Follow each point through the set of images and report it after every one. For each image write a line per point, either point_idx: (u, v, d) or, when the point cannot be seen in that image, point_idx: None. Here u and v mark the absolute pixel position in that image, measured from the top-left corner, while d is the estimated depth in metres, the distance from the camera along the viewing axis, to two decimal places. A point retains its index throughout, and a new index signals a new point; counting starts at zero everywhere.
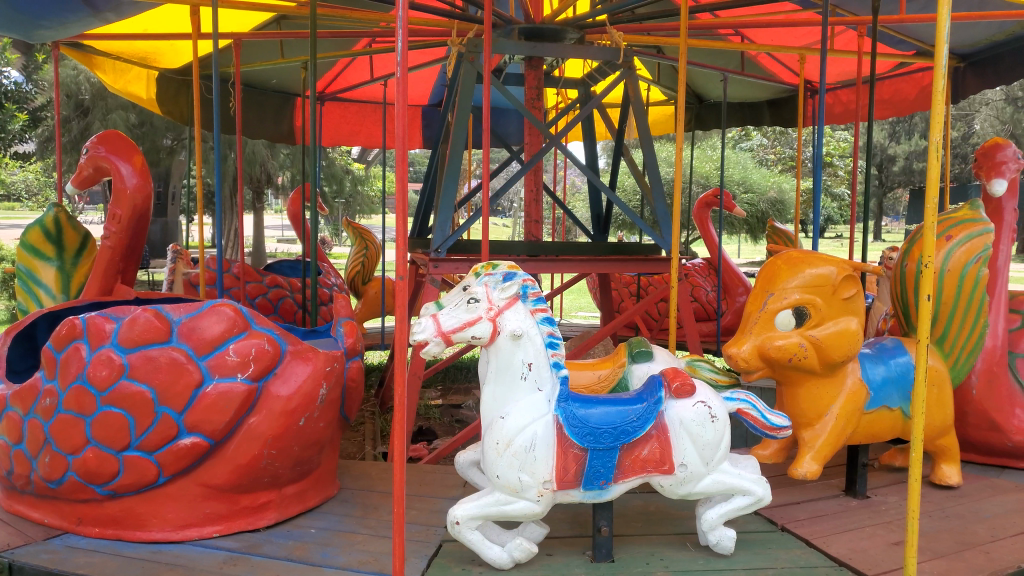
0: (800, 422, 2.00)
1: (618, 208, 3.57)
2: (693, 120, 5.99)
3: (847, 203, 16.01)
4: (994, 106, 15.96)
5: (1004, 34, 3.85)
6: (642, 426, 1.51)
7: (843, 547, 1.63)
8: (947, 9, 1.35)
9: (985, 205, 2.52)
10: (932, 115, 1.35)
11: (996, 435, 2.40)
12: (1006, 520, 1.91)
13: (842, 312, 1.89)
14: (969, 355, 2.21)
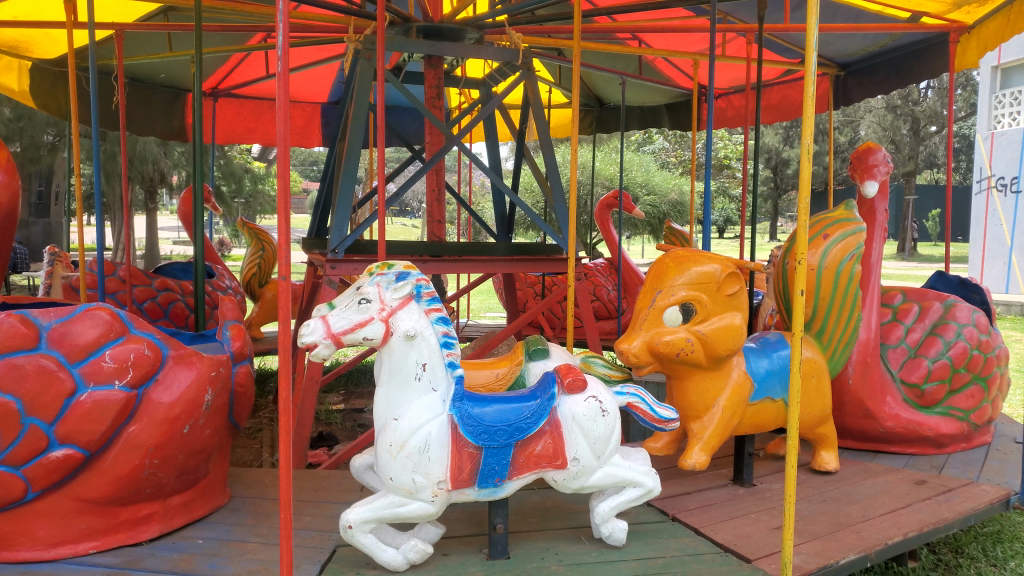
0: (690, 415, 2.07)
1: (521, 210, 3.59)
2: (594, 122, 6.11)
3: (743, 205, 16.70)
4: (875, 113, 16.98)
5: (877, 46, 4.11)
6: (536, 422, 1.53)
7: (728, 534, 1.70)
8: (816, 19, 1.43)
9: (858, 206, 2.67)
10: (803, 121, 1.43)
11: (870, 422, 2.56)
12: (877, 501, 2.04)
13: (725, 308, 1.97)
14: (844, 347, 2.35)
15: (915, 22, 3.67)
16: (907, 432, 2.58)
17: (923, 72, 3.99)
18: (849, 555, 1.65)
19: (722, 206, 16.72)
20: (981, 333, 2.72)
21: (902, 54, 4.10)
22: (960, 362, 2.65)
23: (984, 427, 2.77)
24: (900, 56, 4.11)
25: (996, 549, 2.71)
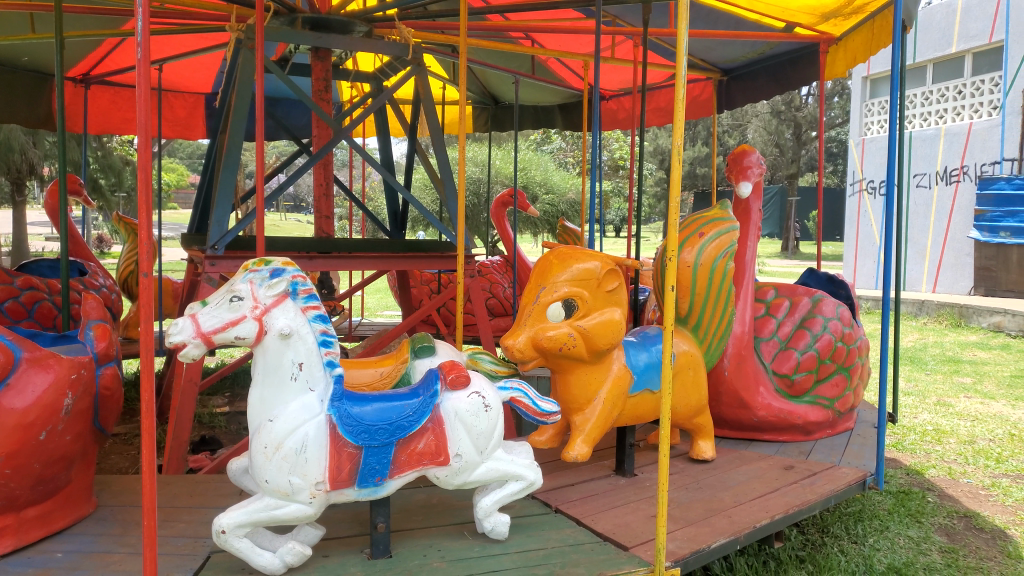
0: (572, 408, 2.12)
1: (413, 207, 3.56)
2: (489, 120, 6.13)
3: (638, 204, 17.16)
4: (760, 116, 17.80)
5: (756, 53, 4.31)
6: (418, 419, 1.52)
7: (607, 523, 1.75)
8: (687, 26, 1.48)
9: (735, 207, 2.80)
10: (674, 125, 1.49)
11: (745, 411, 2.69)
12: (747, 487, 2.15)
13: (606, 303, 2.03)
14: (719, 340, 2.46)
15: (789, 32, 3.83)
16: (778, 421, 2.72)
17: (798, 80, 4.23)
18: (720, 539, 1.72)
19: (616, 206, 17.13)
20: (845, 326, 2.90)
21: (779, 62, 4.31)
22: (826, 354, 2.81)
23: (848, 414, 2.96)
24: (777, 63, 4.32)
25: (857, 527, 2.92)
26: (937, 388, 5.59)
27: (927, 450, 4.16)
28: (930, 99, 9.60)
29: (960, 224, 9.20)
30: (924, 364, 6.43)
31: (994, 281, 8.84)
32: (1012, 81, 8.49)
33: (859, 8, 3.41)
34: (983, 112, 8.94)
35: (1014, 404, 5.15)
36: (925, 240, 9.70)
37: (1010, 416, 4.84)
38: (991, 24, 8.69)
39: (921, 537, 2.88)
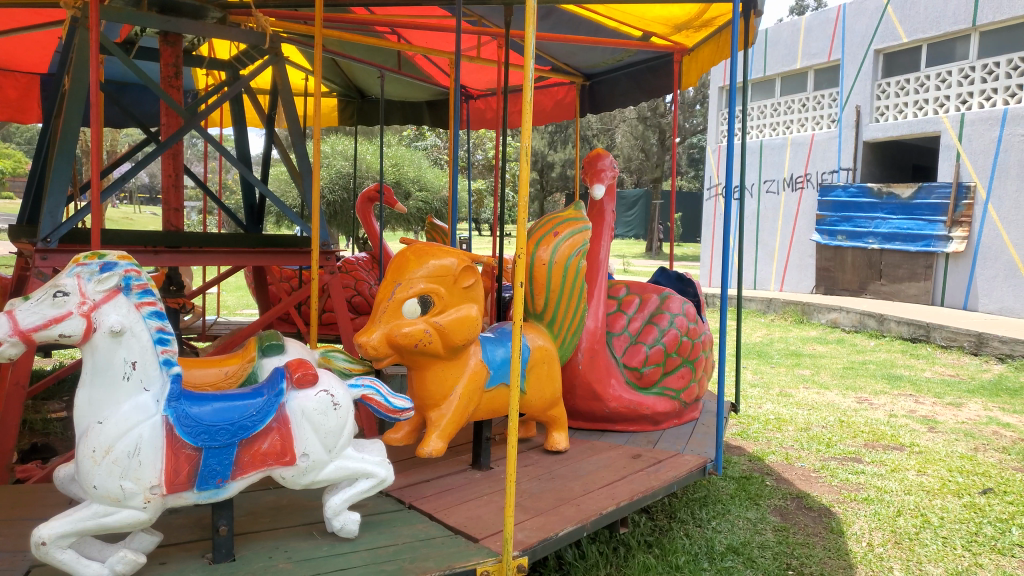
0: (428, 404, 2.13)
1: (270, 201, 3.44)
2: (355, 114, 6.01)
3: (511, 204, 17.43)
4: (627, 122, 19.31)
5: (615, 60, 4.47)
6: (262, 419, 1.48)
7: (459, 517, 1.77)
8: (534, 32, 1.53)
9: (590, 209, 2.91)
10: (523, 127, 1.54)
11: (597, 403, 2.80)
12: (597, 476, 2.23)
13: (462, 300, 2.05)
14: (573, 335, 2.54)
15: (646, 40, 4.00)
16: (628, 411, 2.84)
17: (658, 86, 4.44)
18: (567, 527, 1.79)
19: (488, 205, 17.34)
20: (690, 322, 3.08)
21: (638, 70, 4.49)
22: (672, 348, 2.98)
23: (692, 404, 3.14)
24: (636, 71, 4.50)
25: (701, 511, 3.10)
26: (779, 380, 6.04)
27: (768, 437, 4.47)
28: (778, 110, 10.29)
29: (804, 228, 9.95)
30: (769, 357, 6.90)
31: (832, 281, 9.62)
32: (848, 97, 9.26)
33: (707, 21, 3.63)
34: (823, 124, 9.67)
35: (845, 393, 5.63)
36: (773, 242, 10.43)
37: (841, 404, 5.30)
38: (830, 44, 9.43)
39: (757, 518, 3.10)
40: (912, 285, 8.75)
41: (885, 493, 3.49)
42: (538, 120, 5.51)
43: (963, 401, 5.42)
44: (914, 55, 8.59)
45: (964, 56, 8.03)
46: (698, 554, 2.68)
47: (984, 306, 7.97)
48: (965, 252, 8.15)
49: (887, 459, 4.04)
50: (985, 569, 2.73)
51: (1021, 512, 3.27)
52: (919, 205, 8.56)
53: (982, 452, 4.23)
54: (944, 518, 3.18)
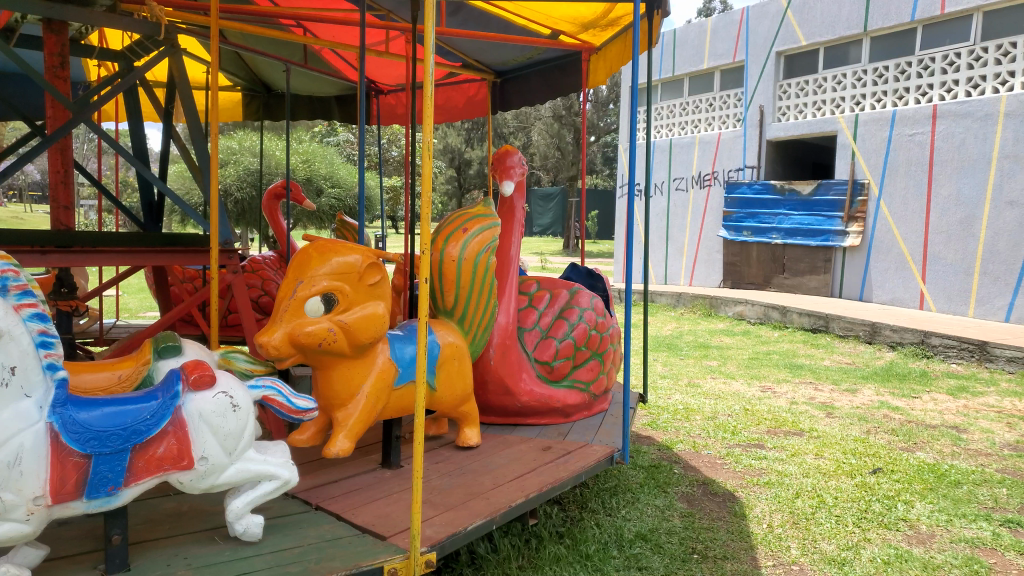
0: (335, 404, 2.10)
1: (170, 199, 3.30)
2: (261, 108, 5.86)
3: None
4: (543, 120, 19.51)
5: (526, 58, 4.50)
6: (157, 423, 1.44)
7: (367, 516, 1.76)
8: (434, 28, 1.55)
9: (500, 206, 2.92)
10: (424, 121, 1.55)
11: (509, 398, 2.82)
12: (507, 469, 2.25)
13: (367, 297, 2.03)
14: (483, 331, 2.54)
15: (555, 39, 4.04)
16: (539, 405, 2.87)
17: (568, 84, 4.50)
18: (476, 521, 1.80)
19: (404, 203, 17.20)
20: (599, 316, 3.13)
21: (548, 68, 4.54)
22: (582, 341, 3.03)
23: (602, 396, 3.20)
24: (546, 69, 4.56)
25: (611, 501, 3.17)
26: (688, 371, 6.23)
27: (677, 427, 4.60)
28: (686, 110, 10.61)
29: (712, 225, 10.28)
30: (679, 350, 7.11)
31: (738, 275, 9.98)
32: (752, 97, 9.62)
33: (614, 20, 3.70)
34: (729, 123, 10.04)
35: (749, 382, 5.87)
36: (682, 238, 10.75)
37: (745, 393, 5.52)
38: (734, 45, 9.78)
39: (665, 505, 3.20)
40: (812, 278, 9.15)
41: (784, 476, 3.65)
42: (450, 116, 5.49)
43: (858, 387, 5.74)
44: (812, 57, 9.00)
45: (856, 59, 8.48)
46: (607, 542, 2.74)
47: (878, 296, 8.43)
48: (860, 246, 8.59)
49: (787, 445, 4.23)
50: (874, 543, 2.90)
51: (906, 489, 3.49)
52: (818, 201, 8.96)
53: (874, 434, 4.48)
54: (838, 498, 3.35)
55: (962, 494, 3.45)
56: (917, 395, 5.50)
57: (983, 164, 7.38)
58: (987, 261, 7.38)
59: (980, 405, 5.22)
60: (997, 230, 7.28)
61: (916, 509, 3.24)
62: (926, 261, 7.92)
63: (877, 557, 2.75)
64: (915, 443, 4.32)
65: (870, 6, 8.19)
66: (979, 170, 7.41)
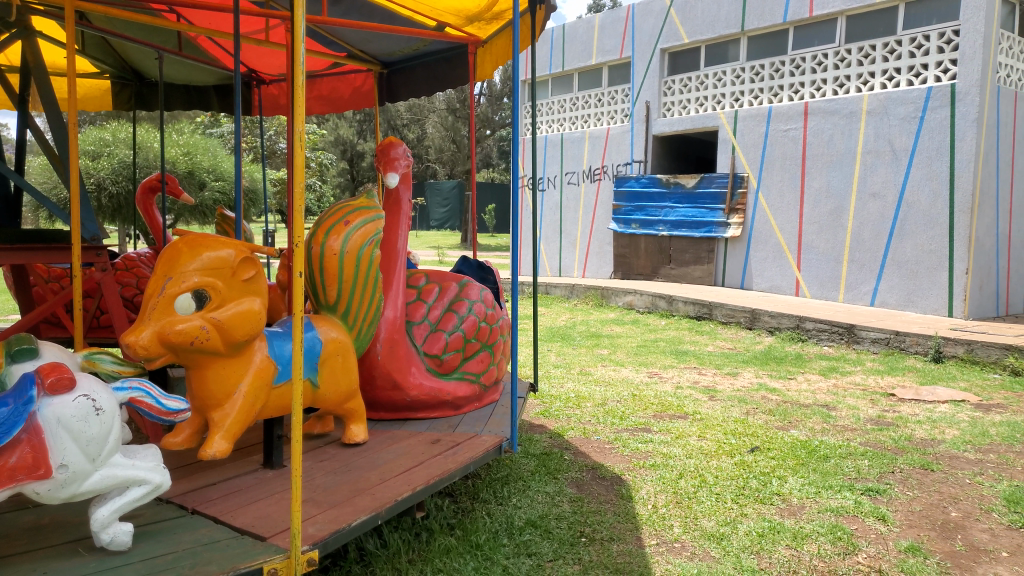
0: (211, 404, 2.02)
1: (28, 194, 3.08)
2: (132, 97, 5.55)
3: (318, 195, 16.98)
4: (436, 113, 19.46)
5: (412, 50, 4.46)
6: (9, 432, 1.36)
7: (247, 517, 1.71)
8: (303, 21, 1.60)
9: (386, 198, 2.89)
10: (295, 113, 1.58)
11: (398, 393, 2.80)
12: (394, 464, 2.24)
13: (242, 293, 1.97)
14: (369, 326, 2.51)
15: (440, 30, 4.01)
16: (429, 399, 2.86)
17: (456, 76, 4.49)
18: (361, 517, 1.78)
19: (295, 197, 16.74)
20: (488, 308, 3.16)
21: (434, 60, 4.52)
22: (471, 334, 3.05)
23: (492, 387, 3.23)
24: (432, 61, 4.53)
25: (503, 490, 3.21)
26: (580, 359, 6.36)
27: (569, 414, 4.70)
28: (577, 105, 10.82)
29: (603, 217, 10.52)
30: (571, 340, 7.24)
31: (628, 266, 10.27)
32: (638, 94, 9.89)
33: (498, 13, 3.71)
34: (617, 118, 10.30)
35: (638, 369, 6.07)
36: (575, 231, 10.97)
37: (634, 379, 5.70)
38: (621, 42, 10.03)
39: (555, 492, 3.26)
40: (696, 268, 9.52)
41: (669, 458, 3.80)
42: (337, 108, 5.36)
43: (738, 370, 6.04)
44: (694, 55, 9.35)
45: (735, 58, 8.87)
46: (498, 531, 2.77)
47: (757, 284, 8.87)
48: (741, 237, 9.01)
49: (672, 428, 4.40)
50: (750, 517, 3.06)
51: (780, 465, 3.70)
52: (701, 194, 9.31)
53: (752, 415, 4.73)
54: (718, 476, 3.52)
55: (830, 466, 3.69)
56: (792, 376, 5.84)
57: (849, 158, 7.89)
58: (854, 249, 7.90)
59: (848, 384, 5.60)
60: (862, 220, 7.80)
61: (789, 483, 3.44)
62: (800, 250, 8.40)
63: (753, 531, 2.91)
64: (789, 421, 4.59)
65: (746, 7, 8.59)
66: (845, 164, 7.91)
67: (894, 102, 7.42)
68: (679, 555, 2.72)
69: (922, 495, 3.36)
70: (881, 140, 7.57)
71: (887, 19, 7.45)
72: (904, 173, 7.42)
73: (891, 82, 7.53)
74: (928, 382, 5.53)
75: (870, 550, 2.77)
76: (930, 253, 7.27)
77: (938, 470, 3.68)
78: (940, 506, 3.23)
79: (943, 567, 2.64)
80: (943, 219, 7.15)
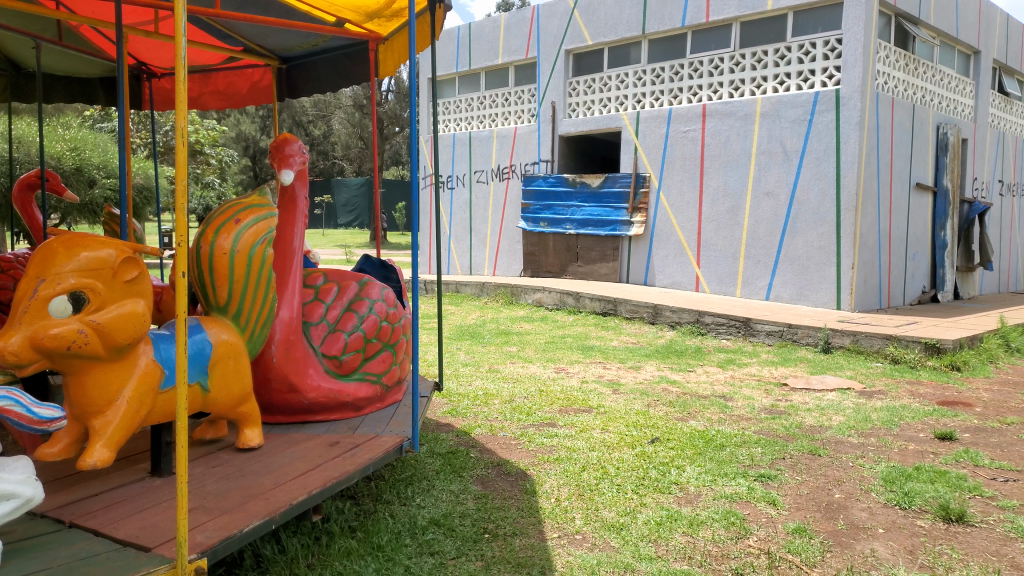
0: (90, 412, 1.92)
1: None
2: (8, 88, 5.21)
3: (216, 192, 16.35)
4: (343, 109, 19.22)
5: (312, 44, 4.36)
6: None
7: (130, 528, 1.65)
8: (185, 10, 1.54)
9: (282, 195, 2.83)
10: (178, 108, 1.53)
11: (295, 395, 2.74)
12: (290, 467, 2.20)
13: (124, 295, 1.89)
14: (263, 327, 2.45)
15: (340, 26, 3.95)
16: (328, 401, 2.82)
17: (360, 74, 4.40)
18: (253, 522, 1.74)
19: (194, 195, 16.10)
20: (390, 307, 3.13)
21: (334, 56, 4.44)
22: (371, 334, 3.01)
23: (395, 387, 3.20)
24: (333, 57, 4.45)
25: (406, 490, 3.19)
26: (489, 357, 6.38)
27: (476, 412, 4.70)
28: (483, 103, 10.86)
29: (511, 216, 10.59)
30: (481, 338, 7.26)
31: (537, 264, 10.34)
32: (544, 94, 10.00)
33: (398, 11, 3.69)
34: (523, 118, 10.39)
35: (545, 365, 6.15)
36: (484, 230, 10.99)
37: (541, 375, 5.78)
38: (527, 42, 10.13)
39: (460, 489, 3.27)
40: (602, 266, 9.68)
41: (573, 452, 3.87)
42: (235, 103, 5.19)
43: (642, 363, 6.20)
44: (597, 57, 9.54)
45: (637, 60, 9.11)
46: (400, 532, 2.75)
47: (660, 280, 9.11)
48: (644, 235, 9.24)
49: (577, 421, 4.49)
50: (649, 506, 3.16)
51: (679, 455, 3.83)
52: (606, 194, 9.49)
53: (654, 407, 4.87)
54: (620, 468, 3.61)
55: (725, 455, 3.84)
56: (692, 369, 6.05)
57: (745, 159, 8.21)
58: (750, 246, 8.23)
59: (744, 374, 5.85)
60: (757, 219, 8.14)
61: (686, 472, 3.57)
62: (700, 248, 8.69)
63: (651, 519, 3.00)
64: (689, 412, 4.75)
65: (647, 11, 8.84)
66: (741, 165, 8.24)
67: (786, 105, 7.79)
68: (580, 546, 2.77)
69: (809, 479, 3.55)
70: (774, 141, 7.92)
71: (777, 26, 7.87)
72: (795, 173, 7.79)
73: (782, 86, 7.91)
74: (817, 372, 5.84)
75: (761, 534, 2.90)
76: (819, 249, 7.66)
77: (824, 455, 3.89)
78: (825, 489, 3.41)
79: (826, 545, 2.80)
80: (830, 217, 7.55)
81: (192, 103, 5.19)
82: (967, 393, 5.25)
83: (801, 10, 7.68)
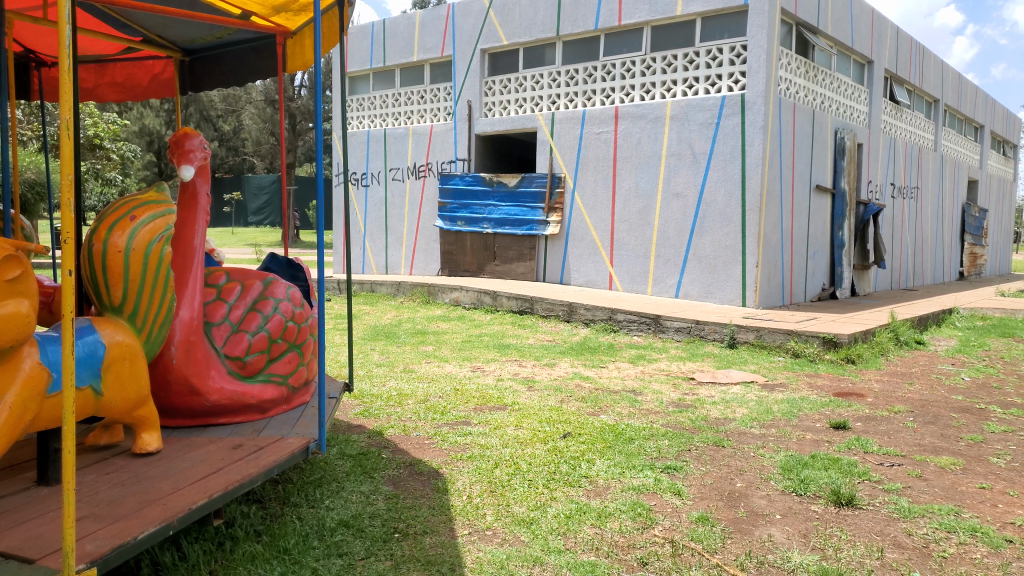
0: None
1: None
2: None
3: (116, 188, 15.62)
4: (253, 104, 18.72)
5: (215, 37, 4.21)
6: None
7: (14, 539, 1.57)
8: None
9: (182, 192, 2.73)
10: (64, 99, 1.46)
11: (196, 398, 2.66)
12: (190, 471, 2.13)
13: (5, 296, 1.80)
14: (160, 328, 2.37)
15: (245, 19, 3.81)
16: (231, 403, 2.74)
17: (267, 67, 4.37)
18: (149, 529, 1.68)
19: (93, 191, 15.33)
20: (296, 307, 3.08)
21: (240, 49, 4.32)
22: (277, 334, 2.95)
23: (302, 389, 3.13)
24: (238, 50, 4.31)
25: (315, 492, 3.14)
26: (404, 357, 6.33)
27: (389, 412, 4.66)
28: (399, 100, 10.77)
29: (427, 215, 10.53)
30: (396, 338, 7.20)
31: (455, 263, 10.28)
32: (460, 93, 9.98)
33: (304, 4, 3.61)
34: (439, 116, 10.35)
35: (461, 364, 6.14)
36: (400, 229, 10.89)
37: (457, 373, 5.78)
38: (442, 40, 10.10)
39: (371, 490, 3.24)
40: (518, 265, 9.73)
41: (487, 449, 3.89)
42: (135, 95, 4.98)
43: (556, 361, 6.28)
44: (512, 57, 9.60)
45: (552, 61, 9.22)
46: (308, 534, 2.70)
47: (574, 279, 9.24)
48: (559, 235, 9.36)
49: (491, 419, 4.51)
50: (559, 500, 3.21)
51: (589, 449, 3.90)
52: (522, 193, 9.55)
53: (567, 403, 4.94)
54: (532, 463, 3.66)
55: (634, 448, 3.94)
56: (604, 365, 6.18)
57: (655, 161, 8.44)
58: (660, 246, 8.46)
59: (654, 369, 6.01)
60: (667, 219, 8.38)
61: (596, 465, 3.64)
62: (613, 247, 8.87)
63: (561, 513, 3.05)
64: (600, 407, 4.85)
65: (561, 13, 8.95)
66: (651, 166, 8.46)
67: (694, 109, 8.04)
68: (490, 542, 2.79)
69: (713, 469, 3.68)
70: (683, 144, 8.17)
71: (686, 31, 8.11)
72: (702, 174, 8.05)
73: (691, 90, 8.15)
74: (723, 366, 6.05)
75: (666, 523, 2.99)
76: (725, 248, 7.94)
77: (728, 446, 4.04)
78: (728, 478, 3.55)
79: (727, 532, 2.91)
80: (736, 217, 7.84)
81: (88, 94, 4.95)
82: (860, 384, 5.56)
83: (708, 16, 7.95)
